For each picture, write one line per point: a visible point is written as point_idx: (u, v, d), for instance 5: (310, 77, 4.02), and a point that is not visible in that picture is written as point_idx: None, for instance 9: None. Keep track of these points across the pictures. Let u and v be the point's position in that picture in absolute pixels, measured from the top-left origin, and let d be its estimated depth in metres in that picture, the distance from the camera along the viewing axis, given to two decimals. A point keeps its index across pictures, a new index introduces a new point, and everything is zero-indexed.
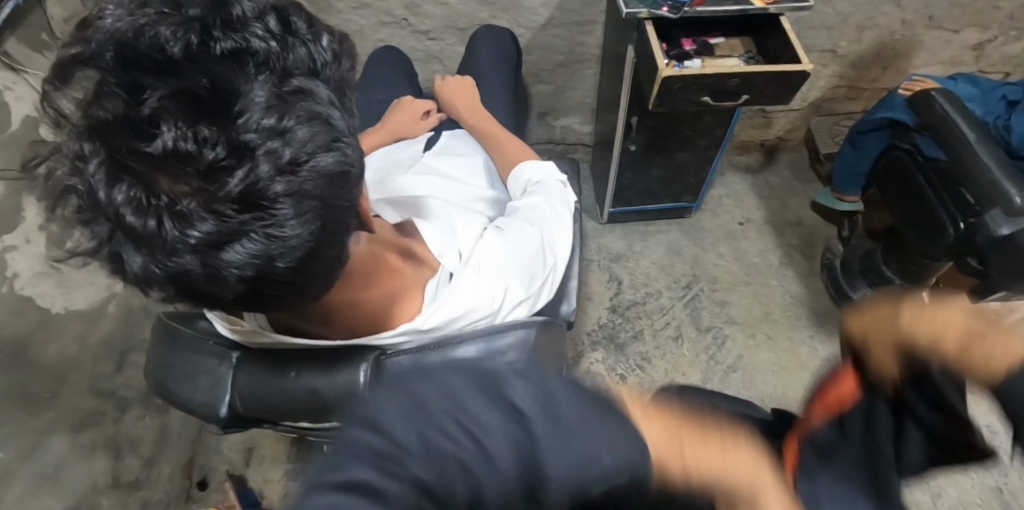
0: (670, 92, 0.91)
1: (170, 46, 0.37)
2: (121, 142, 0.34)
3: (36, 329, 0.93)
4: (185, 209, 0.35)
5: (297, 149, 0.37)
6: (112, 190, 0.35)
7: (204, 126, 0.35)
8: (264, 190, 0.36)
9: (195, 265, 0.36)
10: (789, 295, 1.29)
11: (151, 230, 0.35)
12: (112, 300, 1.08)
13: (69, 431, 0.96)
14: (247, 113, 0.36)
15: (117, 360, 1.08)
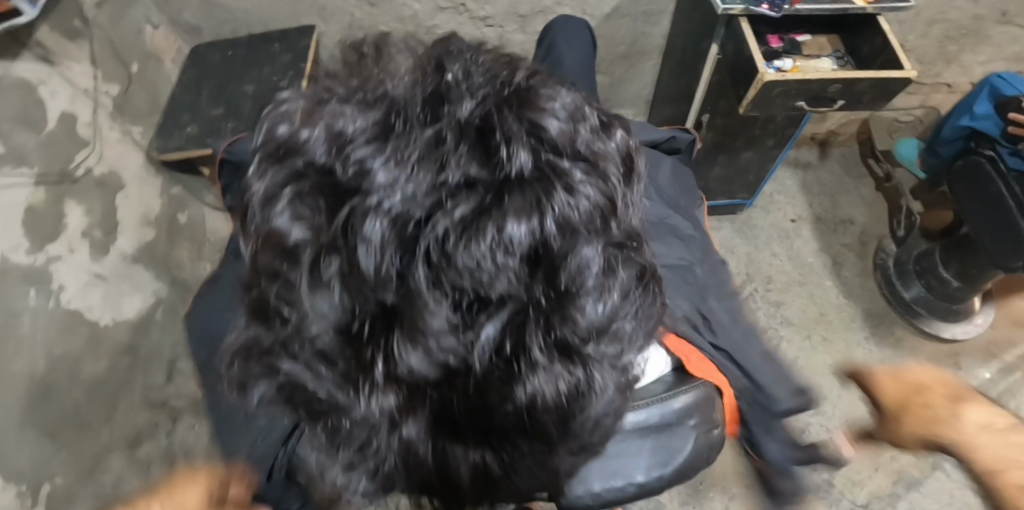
0: (768, 98, 0.89)
1: (479, 261, 0.31)
2: (419, 368, 0.33)
3: (85, 346, 0.89)
4: (420, 426, 0.35)
5: (597, 358, 0.36)
6: (390, 397, 0.34)
7: (402, 332, 0.32)
8: (500, 393, 0.33)
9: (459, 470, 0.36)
10: (842, 296, 1.29)
11: (406, 455, 0.36)
12: (159, 307, 1.02)
13: (125, 450, 0.93)
14: (435, 321, 0.32)
15: (167, 369, 1.03)
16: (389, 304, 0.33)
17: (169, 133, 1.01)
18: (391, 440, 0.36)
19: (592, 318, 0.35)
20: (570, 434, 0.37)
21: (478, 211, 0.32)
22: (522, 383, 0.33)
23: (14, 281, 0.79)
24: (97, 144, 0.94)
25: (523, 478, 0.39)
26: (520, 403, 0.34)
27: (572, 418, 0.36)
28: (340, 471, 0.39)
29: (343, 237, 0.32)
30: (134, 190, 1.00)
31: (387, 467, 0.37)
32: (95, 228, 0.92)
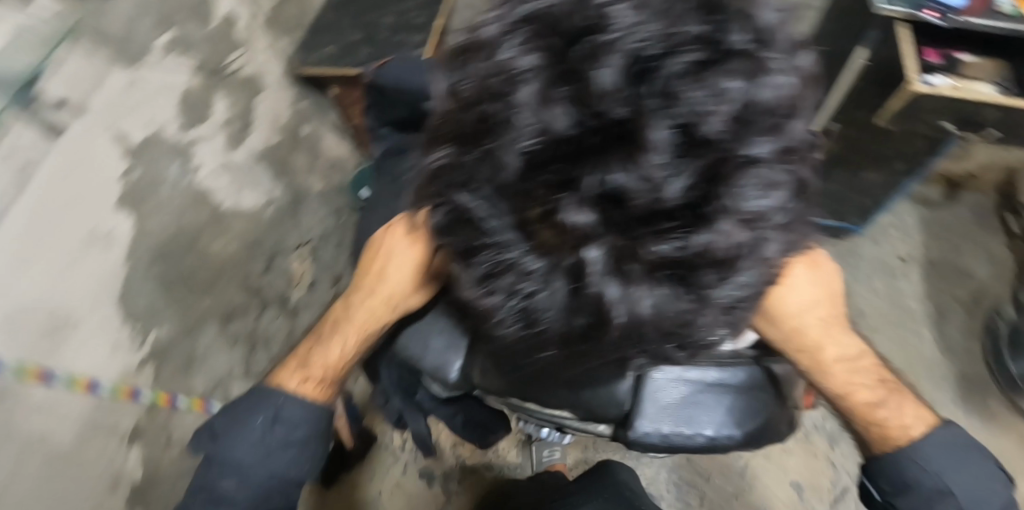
0: (912, 111, 0.86)
1: (703, 105, 0.37)
2: (621, 190, 0.39)
3: (206, 223, 1.00)
4: (601, 252, 0.41)
5: (760, 203, 0.40)
6: (582, 215, 0.40)
7: (616, 160, 0.38)
8: (674, 234, 0.40)
9: (614, 307, 0.43)
10: (937, 349, 1.20)
11: (576, 284, 0.43)
12: (271, 205, 1.12)
13: (219, 321, 1.05)
14: (651, 153, 0.37)
15: (267, 261, 1.14)
16: (609, 133, 0.38)
17: (311, 49, 1.11)
18: (571, 258, 0.42)
19: (760, 200, 0.40)
20: (714, 297, 0.44)
21: (708, 62, 0.37)
22: (707, 228, 0.40)
23: (164, 152, 0.91)
24: (248, 48, 1.04)
25: (655, 330, 0.46)
26: (692, 246, 0.40)
27: (718, 281, 0.43)
28: (505, 296, 0.45)
29: (580, 65, 0.38)
30: (272, 95, 1.11)
31: (553, 294, 0.45)
32: (234, 122, 1.02)
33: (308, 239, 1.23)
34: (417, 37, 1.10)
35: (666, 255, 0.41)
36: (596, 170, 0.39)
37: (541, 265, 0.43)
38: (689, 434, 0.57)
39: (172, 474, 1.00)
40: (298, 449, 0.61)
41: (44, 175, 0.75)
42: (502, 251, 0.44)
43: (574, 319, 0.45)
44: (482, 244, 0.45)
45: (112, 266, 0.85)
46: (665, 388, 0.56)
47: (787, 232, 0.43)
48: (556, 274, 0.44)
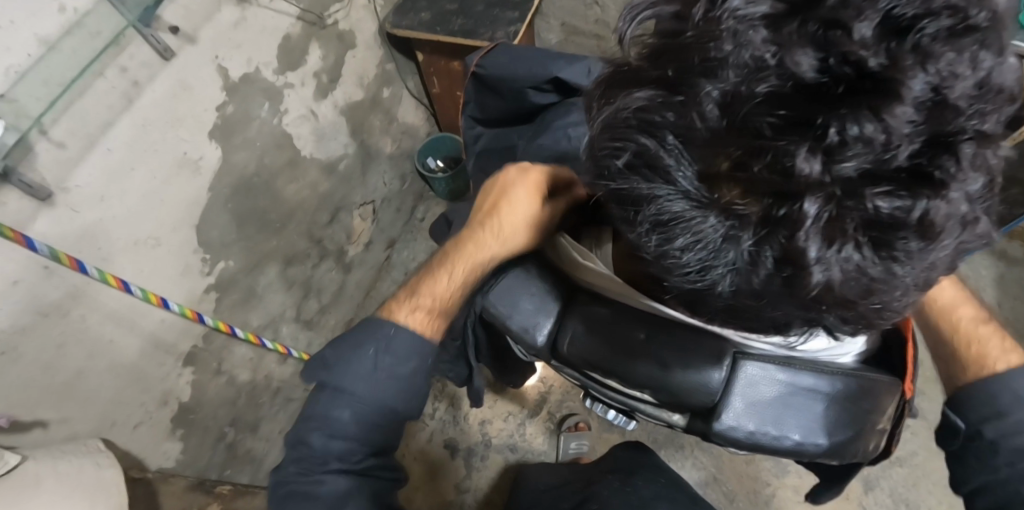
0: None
1: (956, 69, 0.32)
2: (853, 153, 0.33)
3: (284, 166, 1.03)
4: (817, 207, 0.33)
5: (967, 200, 0.35)
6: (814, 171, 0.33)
7: (862, 110, 0.32)
8: (900, 202, 0.33)
9: (816, 273, 0.35)
10: None
11: (761, 247, 0.36)
12: (345, 159, 1.15)
13: (281, 263, 1.08)
14: (901, 106, 0.32)
15: (332, 213, 1.16)
16: (851, 83, 0.32)
17: (406, 12, 1.12)
18: (776, 212, 0.35)
19: (976, 181, 0.35)
20: (908, 286, 0.37)
21: (962, 27, 0.32)
22: (936, 197, 0.34)
23: (257, 91, 0.94)
24: (348, 4, 1.06)
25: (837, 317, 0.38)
26: (916, 219, 0.34)
27: (925, 263, 0.36)
28: (678, 251, 0.38)
29: (834, 11, 0.32)
30: (362, 53, 1.12)
31: (738, 252, 0.36)
32: (324, 73, 1.05)
33: (372, 199, 1.25)
34: (511, 14, 1.10)
35: (886, 219, 0.34)
36: (831, 117, 0.32)
37: (726, 218, 0.36)
38: (776, 438, 0.45)
39: (216, 400, 1.03)
40: (409, 370, 0.56)
41: (151, 97, 0.81)
42: (682, 197, 0.36)
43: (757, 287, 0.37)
44: (654, 191, 0.37)
45: (198, 191, 0.90)
46: (758, 384, 0.44)
47: (984, 225, 0.38)
48: (750, 228, 0.35)
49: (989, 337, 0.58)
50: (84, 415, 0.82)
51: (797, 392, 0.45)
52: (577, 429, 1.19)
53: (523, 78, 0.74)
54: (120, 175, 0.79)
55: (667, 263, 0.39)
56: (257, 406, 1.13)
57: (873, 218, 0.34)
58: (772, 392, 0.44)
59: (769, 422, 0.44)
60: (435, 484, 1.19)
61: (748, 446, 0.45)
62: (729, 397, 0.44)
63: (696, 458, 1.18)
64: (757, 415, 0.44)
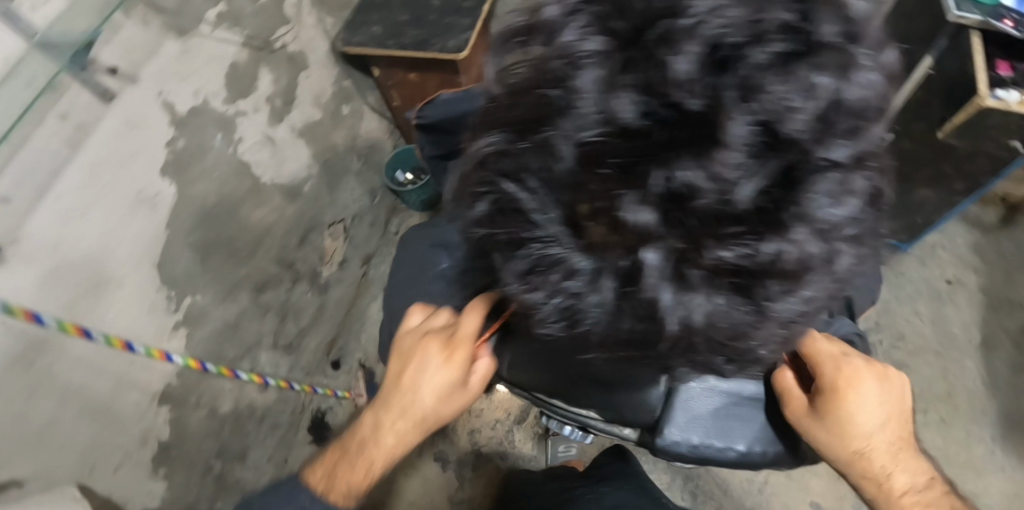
0: (976, 127, 0.84)
1: (788, 104, 0.32)
2: (678, 196, 0.35)
3: (247, 194, 1.02)
4: (659, 255, 0.37)
5: (819, 234, 0.36)
6: (643, 219, 0.36)
7: (686, 160, 0.34)
8: (746, 244, 0.36)
9: (669, 316, 0.39)
10: (979, 381, 1.14)
11: (619, 297, 0.39)
12: (309, 181, 1.13)
13: (252, 291, 1.07)
14: (727, 153, 0.33)
15: (301, 236, 1.15)
16: (684, 128, 0.33)
17: (356, 27, 1.09)
18: (624, 259, 0.38)
19: (837, 222, 0.36)
20: (773, 324, 0.40)
21: (789, 57, 0.32)
22: (781, 237, 0.35)
23: (208, 122, 0.93)
24: (296, 25, 1.05)
25: (713, 350, 0.41)
26: (765, 259, 0.36)
27: (785, 305, 0.39)
28: (549, 299, 0.41)
29: (655, 48, 0.33)
30: (316, 72, 1.11)
31: (600, 295, 0.40)
32: (277, 97, 1.04)
33: (342, 218, 1.24)
34: (464, 21, 1.08)
35: (729, 261, 0.36)
36: (661, 166, 0.34)
37: (586, 274, 0.39)
38: (720, 447, 0.49)
39: (199, 434, 1.03)
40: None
41: (99, 138, 0.79)
42: (546, 252, 0.40)
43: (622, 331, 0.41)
44: (528, 237, 0.40)
45: (154, 227, 0.88)
46: (699, 396, 0.48)
47: (865, 246, 0.38)
48: (611, 276, 0.39)
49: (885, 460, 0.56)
50: (61, 462, 0.81)
51: (733, 399, 0.50)
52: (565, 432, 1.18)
53: (462, 109, 0.70)
54: (73, 219, 0.77)
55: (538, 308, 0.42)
56: (243, 435, 1.13)
57: (720, 261, 0.36)
58: (711, 400, 0.49)
59: (716, 434, 0.49)
60: (428, 499, 1.18)
61: (700, 455, 0.50)
62: (676, 413, 0.48)
63: None
64: (703, 427, 0.48)
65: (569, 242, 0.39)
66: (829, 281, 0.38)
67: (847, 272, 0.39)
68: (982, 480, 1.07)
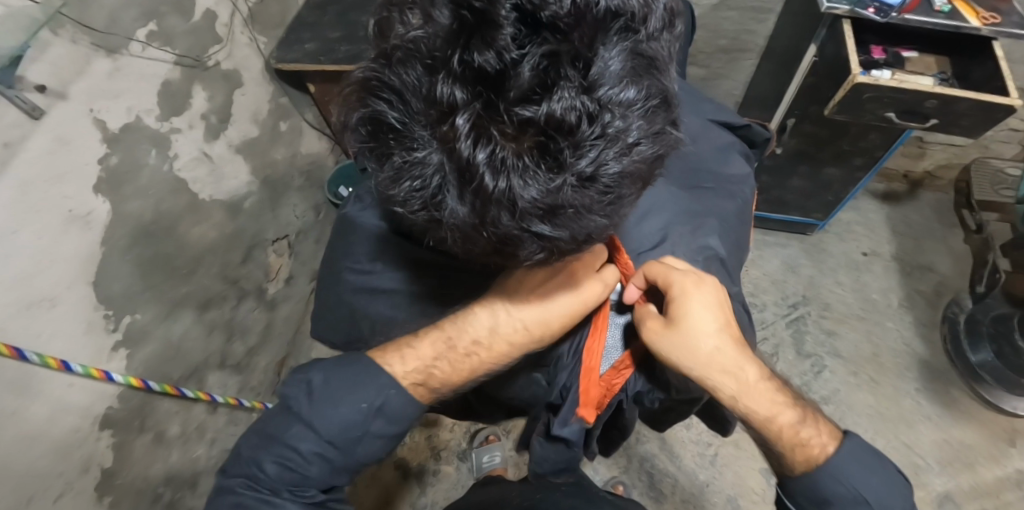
0: (859, 100, 0.92)
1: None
2: (473, 64, 0.40)
3: (185, 210, 1.02)
4: (469, 120, 0.40)
5: (598, 94, 0.40)
6: (448, 88, 0.40)
7: (477, 44, 0.40)
8: (535, 104, 0.40)
9: (484, 172, 0.40)
10: (901, 341, 1.23)
11: (446, 173, 0.42)
12: (250, 198, 1.14)
13: (196, 309, 1.06)
14: (499, 36, 0.39)
15: (245, 252, 1.15)
16: (469, 20, 0.40)
17: (289, 44, 1.11)
18: (442, 130, 0.41)
19: (616, 93, 0.41)
20: (584, 186, 0.42)
21: None
22: (551, 95, 0.40)
23: (142, 139, 0.94)
24: (229, 44, 1.06)
25: (542, 218, 0.42)
26: (544, 116, 0.40)
27: (587, 161, 0.41)
28: (399, 186, 0.44)
29: None
30: (251, 90, 1.12)
31: (430, 170, 0.42)
32: (212, 114, 1.05)
33: (286, 234, 1.24)
34: None
35: (528, 120, 0.40)
36: (460, 50, 0.40)
37: (421, 156, 0.42)
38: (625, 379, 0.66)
39: (145, 461, 0.99)
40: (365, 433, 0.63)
41: (26, 155, 0.77)
42: (392, 143, 0.43)
43: (463, 208, 0.42)
44: (376, 126, 0.43)
45: (89, 246, 0.87)
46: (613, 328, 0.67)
47: (658, 131, 0.43)
48: (435, 147, 0.42)
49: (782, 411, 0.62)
50: None
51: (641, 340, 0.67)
52: (489, 441, 1.21)
53: None
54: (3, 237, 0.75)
55: (400, 199, 0.45)
56: (193, 460, 1.09)
57: (523, 122, 0.40)
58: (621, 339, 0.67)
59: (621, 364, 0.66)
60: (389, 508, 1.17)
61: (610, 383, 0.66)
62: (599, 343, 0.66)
63: (641, 435, 1.20)
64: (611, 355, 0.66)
65: (414, 131, 0.42)
66: (626, 148, 0.42)
67: (636, 141, 0.42)
68: (913, 431, 1.15)
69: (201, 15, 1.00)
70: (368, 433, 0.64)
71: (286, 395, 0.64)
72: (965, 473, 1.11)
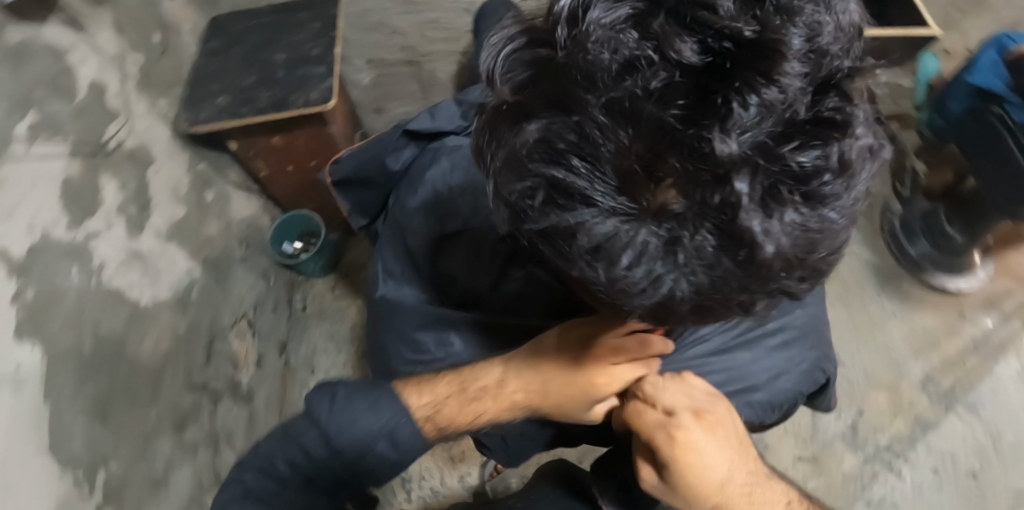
0: None
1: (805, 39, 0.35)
2: (747, 123, 0.35)
3: (128, 324, 0.84)
4: (748, 182, 0.35)
5: (855, 138, 0.38)
6: (723, 145, 0.35)
7: (746, 86, 0.34)
8: (805, 150, 0.37)
9: (768, 242, 0.37)
10: (854, 256, 1.34)
11: (681, 234, 0.37)
12: (195, 286, 0.97)
13: (172, 431, 0.88)
14: (772, 84, 0.34)
15: (207, 348, 0.99)
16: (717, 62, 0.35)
17: (199, 102, 0.96)
18: (714, 200, 0.36)
19: (856, 127, 0.38)
20: (840, 233, 0.40)
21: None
22: (833, 139, 0.37)
23: (56, 255, 0.75)
24: (126, 117, 0.88)
25: (783, 269, 0.39)
26: (818, 164, 0.37)
27: (835, 212, 0.39)
28: (611, 256, 0.38)
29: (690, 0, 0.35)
30: (165, 164, 0.95)
31: (683, 252, 0.38)
32: (129, 204, 0.87)
33: (243, 315, 1.08)
34: (318, 68, 0.98)
35: (803, 171, 0.37)
36: (732, 99, 0.34)
37: (643, 221, 0.37)
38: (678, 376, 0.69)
39: None
40: (382, 446, 0.58)
41: None
42: (597, 205, 0.37)
43: (702, 283, 0.39)
44: (598, 207, 0.37)
45: (31, 404, 0.68)
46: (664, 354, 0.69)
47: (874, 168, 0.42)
48: (700, 220, 0.37)
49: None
50: None
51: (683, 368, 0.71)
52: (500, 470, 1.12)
53: (369, 167, 0.77)
54: None
55: (629, 290, 0.39)
56: None
57: (796, 174, 0.37)
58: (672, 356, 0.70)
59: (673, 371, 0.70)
60: None
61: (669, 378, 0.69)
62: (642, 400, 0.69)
63: None
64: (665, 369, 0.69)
65: (615, 193, 0.37)
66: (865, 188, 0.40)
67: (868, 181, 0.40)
68: (885, 330, 1.27)
69: (88, 92, 0.82)
70: (389, 445, 0.58)
71: (310, 407, 0.57)
72: (935, 354, 1.24)
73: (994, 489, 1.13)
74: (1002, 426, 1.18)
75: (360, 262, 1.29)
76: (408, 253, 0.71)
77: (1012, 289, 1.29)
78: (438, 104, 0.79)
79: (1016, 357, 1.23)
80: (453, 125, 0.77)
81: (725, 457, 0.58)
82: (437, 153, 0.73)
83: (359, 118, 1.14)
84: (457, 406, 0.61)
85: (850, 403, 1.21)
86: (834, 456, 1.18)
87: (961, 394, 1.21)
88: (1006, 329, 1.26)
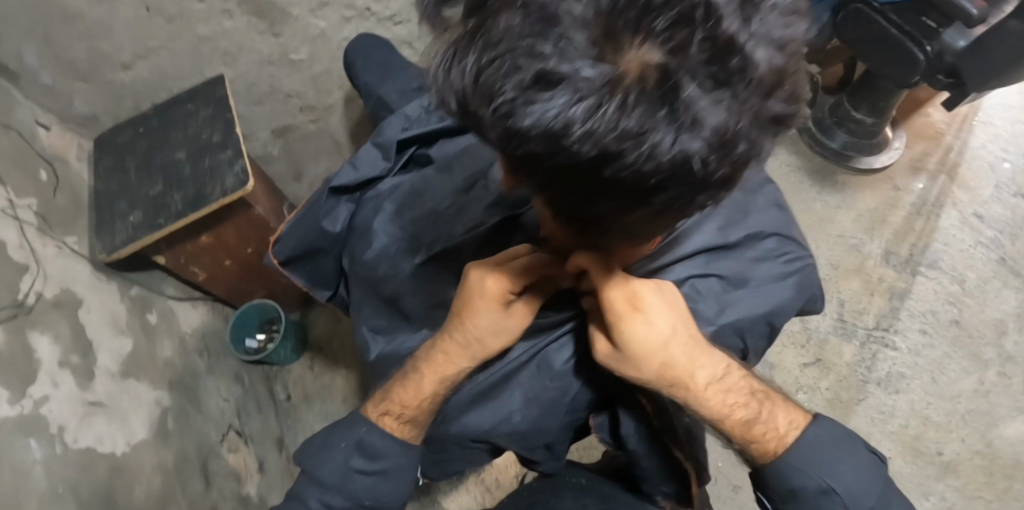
0: None
1: None
2: None
3: (111, 479, 0.77)
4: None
5: None
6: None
7: None
8: None
9: (759, 53, 0.35)
10: (785, 166, 1.39)
11: (680, 79, 0.34)
12: (168, 415, 0.90)
13: None
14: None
15: (202, 474, 0.92)
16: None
17: (109, 227, 0.90)
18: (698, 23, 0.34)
19: None
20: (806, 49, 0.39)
21: None
22: None
23: (14, 432, 0.68)
24: (36, 266, 0.81)
25: (775, 91, 0.37)
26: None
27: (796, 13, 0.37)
28: (606, 134, 0.34)
29: None
30: (94, 301, 0.88)
31: (686, 95, 0.35)
32: (71, 355, 0.80)
33: (229, 426, 1.02)
34: (224, 154, 0.94)
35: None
36: None
37: (614, 91, 0.34)
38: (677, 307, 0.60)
39: None
40: (339, 468, 0.63)
41: None
42: (584, 83, 0.33)
43: (717, 117, 0.36)
44: (585, 71, 0.33)
45: None
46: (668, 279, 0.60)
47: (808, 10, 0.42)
48: (693, 52, 0.34)
49: (760, 403, 0.58)
50: None
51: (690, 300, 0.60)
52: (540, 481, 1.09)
53: (313, 239, 0.75)
54: None
55: (644, 153, 0.35)
56: None
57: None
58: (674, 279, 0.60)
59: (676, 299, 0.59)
60: None
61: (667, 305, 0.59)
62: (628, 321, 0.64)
63: None
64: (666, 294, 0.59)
65: (597, 62, 0.33)
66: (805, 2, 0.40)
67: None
68: (837, 223, 1.33)
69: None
70: (352, 472, 0.63)
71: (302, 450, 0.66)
72: (887, 228, 1.31)
73: (976, 327, 1.21)
74: (964, 270, 1.26)
75: (327, 332, 1.24)
76: (386, 300, 0.71)
77: (929, 149, 1.38)
78: (356, 152, 0.78)
79: (953, 207, 1.32)
80: (378, 168, 0.77)
81: (641, 344, 0.54)
82: (378, 200, 0.73)
83: (277, 189, 1.11)
84: (401, 387, 0.62)
85: (829, 297, 1.27)
86: (834, 350, 1.22)
87: (921, 256, 1.28)
88: (937, 185, 1.35)
